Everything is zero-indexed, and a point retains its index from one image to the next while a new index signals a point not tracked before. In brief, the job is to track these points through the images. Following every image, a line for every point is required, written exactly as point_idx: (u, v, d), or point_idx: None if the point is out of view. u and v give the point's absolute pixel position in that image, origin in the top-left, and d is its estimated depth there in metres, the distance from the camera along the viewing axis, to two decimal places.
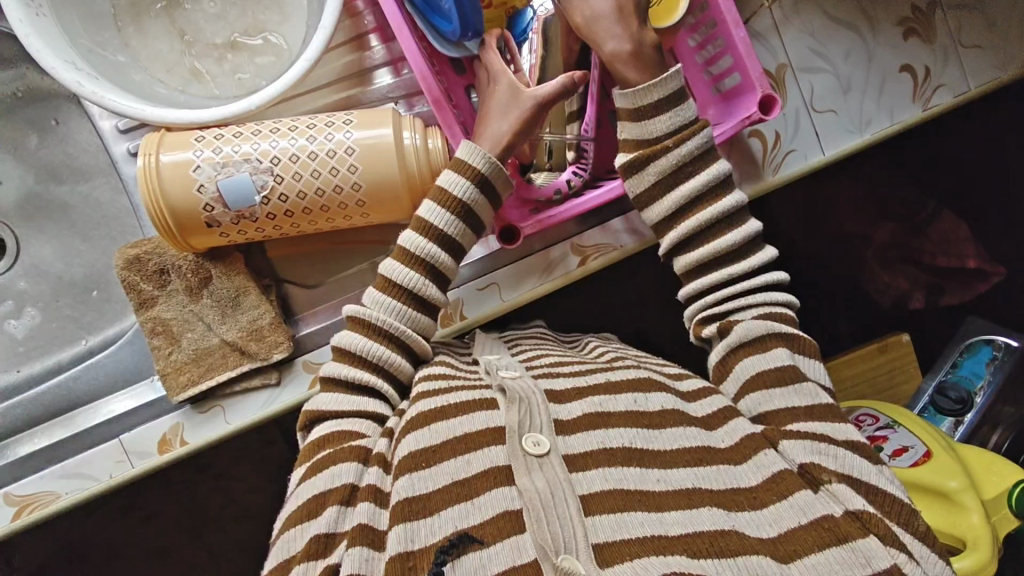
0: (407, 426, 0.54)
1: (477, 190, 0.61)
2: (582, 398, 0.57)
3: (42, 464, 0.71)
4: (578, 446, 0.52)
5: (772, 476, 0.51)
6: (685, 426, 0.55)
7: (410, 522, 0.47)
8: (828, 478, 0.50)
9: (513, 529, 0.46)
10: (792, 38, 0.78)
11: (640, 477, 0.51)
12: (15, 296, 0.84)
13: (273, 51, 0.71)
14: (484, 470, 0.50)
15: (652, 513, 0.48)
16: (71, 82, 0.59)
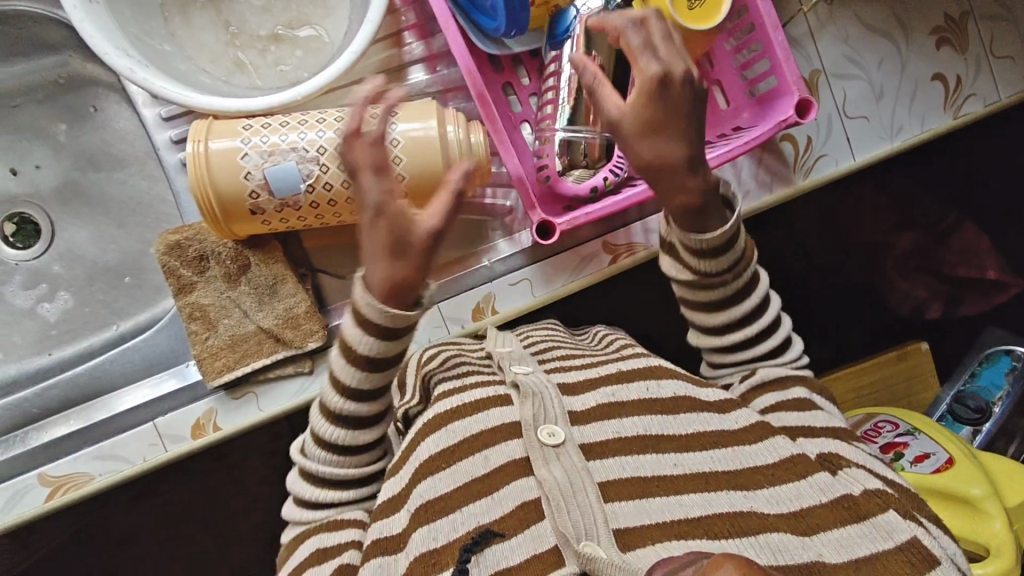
0: (425, 428, 0.56)
1: (385, 345, 0.49)
2: (594, 389, 0.58)
3: (76, 446, 0.71)
4: (592, 435, 0.53)
5: (788, 457, 0.53)
6: (698, 411, 0.57)
7: (432, 522, 0.50)
8: (846, 463, 0.53)
9: (535, 519, 0.48)
10: (827, 44, 0.79)
11: (656, 463, 0.52)
12: (49, 279, 0.84)
13: (315, 44, 0.72)
14: (503, 465, 0.52)
15: (671, 498, 0.49)
16: (122, 68, 0.60)
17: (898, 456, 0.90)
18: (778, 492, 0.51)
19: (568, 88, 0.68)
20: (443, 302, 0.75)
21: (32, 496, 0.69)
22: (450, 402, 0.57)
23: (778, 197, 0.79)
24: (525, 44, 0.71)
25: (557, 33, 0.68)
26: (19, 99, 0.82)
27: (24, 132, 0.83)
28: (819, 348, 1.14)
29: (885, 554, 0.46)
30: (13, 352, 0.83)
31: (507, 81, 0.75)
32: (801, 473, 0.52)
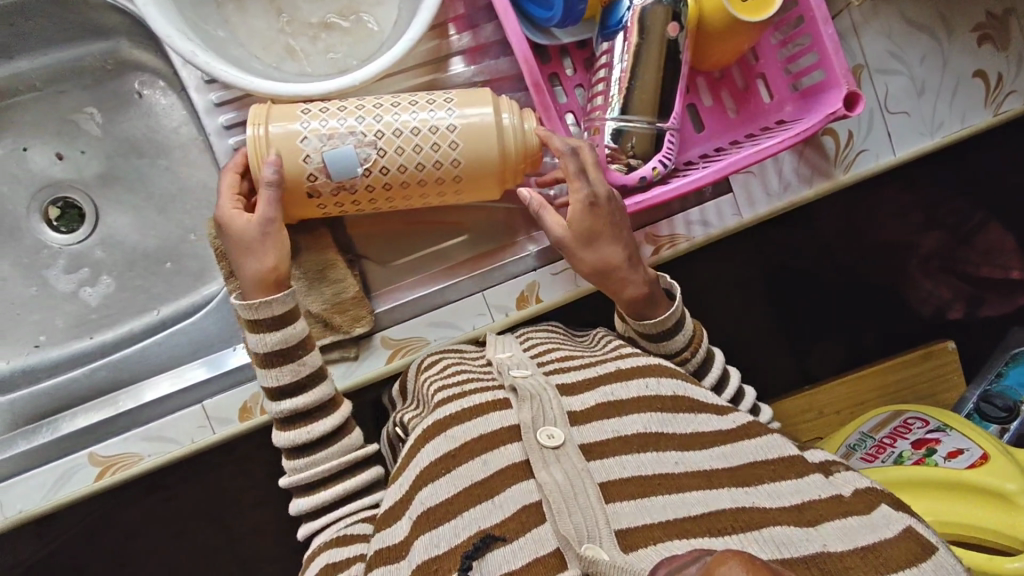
0: (425, 434, 0.58)
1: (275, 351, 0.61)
2: (593, 389, 0.59)
3: (130, 425, 0.72)
4: (592, 435, 0.54)
5: (786, 456, 0.56)
6: (697, 412, 0.59)
7: (435, 529, 0.50)
8: (838, 468, 0.58)
9: (534, 522, 0.48)
10: (869, 39, 0.80)
11: (658, 462, 0.53)
12: (91, 264, 0.84)
13: (365, 33, 0.73)
14: (503, 467, 0.52)
15: (673, 496, 0.50)
16: (186, 52, 0.61)
17: (930, 452, 0.90)
18: (777, 488, 0.52)
19: (619, 82, 0.68)
20: (488, 289, 0.76)
21: (82, 475, 0.70)
22: (447, 408, 0.59)
23: (818, 190, 0.80)
24: (573, 35, 0.73)
25: (609, 24, 0.68)
26: (64, 83, 0.83)
27: (70, 117, 0.84)
28: (845, 345, 1.14)
29: (888, 540, 0.48)
30: (54, 336, 0.83)
31: (554, 71, 0.77)
32: (799, 472, 0.55)
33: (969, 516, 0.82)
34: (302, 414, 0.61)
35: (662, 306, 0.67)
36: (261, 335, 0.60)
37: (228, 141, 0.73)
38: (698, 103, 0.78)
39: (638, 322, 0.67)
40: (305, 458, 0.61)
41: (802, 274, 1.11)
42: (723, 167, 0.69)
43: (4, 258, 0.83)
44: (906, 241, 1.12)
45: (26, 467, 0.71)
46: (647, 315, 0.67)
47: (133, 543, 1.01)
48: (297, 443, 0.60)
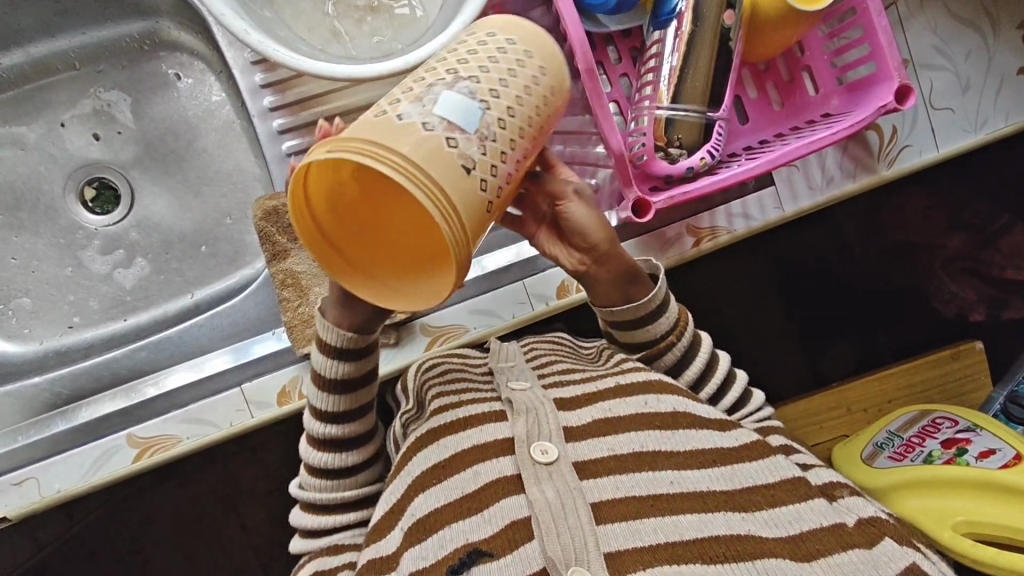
0: (420, 440, 0.61)
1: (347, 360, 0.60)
2: (592, 404, 0.61)
3: (163, 409, 0.71)
4: (587, 453, 0.56)
5: (787, 479, 0.57)
6: (698, 428, 0.60)
7: (423, 541, 0.53)
8: (843, 493, 0.58)
9: (523, 539, 0.50)
10: (915, 34, 0.80)
11: (654, 481, 0.55)
12: (126, 246, 0.84)
13: (408, 17, 0.72)
14: (492, 480, 0.54)
15: (666, 518, 0.52)
16: (238, 30, 0.61)
17: (960, 452, 0.88)
18: (774, 515, 0.54)
19: (668, 79, 0.67)
20: (528, 278, 0.76)
21: (120, 456, 0.69)
22: (445, 416, 0.61)
23: (861, 185, 0.79)
24: (622, 22, 0.72)
25: (660, 13, 0.68)
26: (101, 63, 0.83)
27: (107, 98, 0.84)
28: (871, 344, 1.13)
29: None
30: (88, 317, 0.82)
31: (599, 60, 0.76)
32: (800, 496, 0.56)
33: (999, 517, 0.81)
34: (339, 440, 0.63)
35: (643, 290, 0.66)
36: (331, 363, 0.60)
37: (272, 123, 0.74)
38: (744, 95, 0.78)
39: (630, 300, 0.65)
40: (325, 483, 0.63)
41: (830, 271, 1.10)
42: (773, 158, 0.68)
43: (40, 237, 0.83)
44: (931, 241, 1.10)
45: (64, 447, 0.71)
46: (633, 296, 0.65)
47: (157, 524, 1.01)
48: (327, 466, 0.62)
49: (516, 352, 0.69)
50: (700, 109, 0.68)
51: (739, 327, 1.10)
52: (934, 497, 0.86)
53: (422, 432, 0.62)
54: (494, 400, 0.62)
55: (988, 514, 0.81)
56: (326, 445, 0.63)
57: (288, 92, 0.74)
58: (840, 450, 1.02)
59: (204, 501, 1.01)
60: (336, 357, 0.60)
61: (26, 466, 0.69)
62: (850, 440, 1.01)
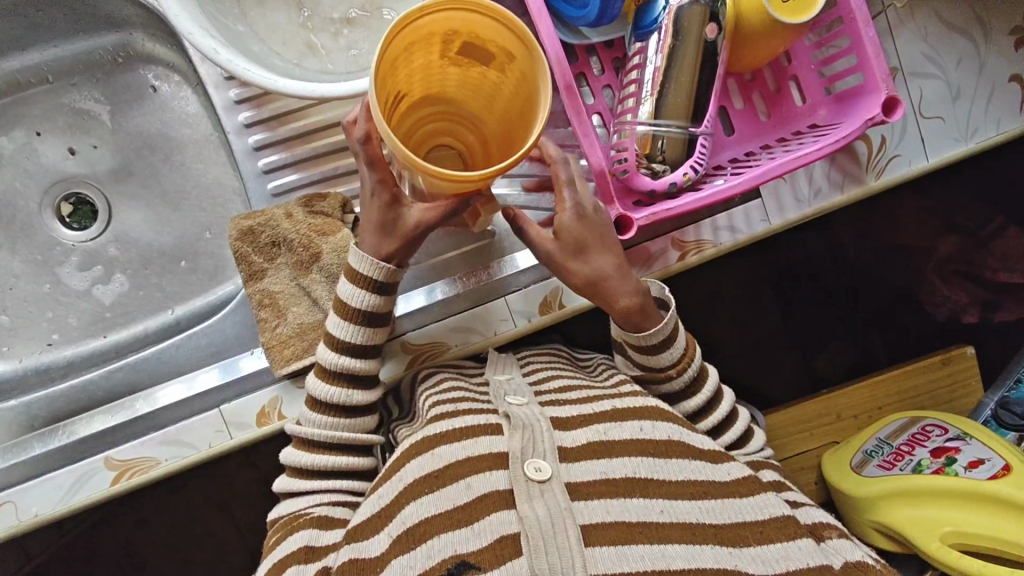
0: (410, 450, 0.60)
1: (374, 296, 0.63)
2: (587, 426, 0.60)
3: (141, 431, 0.70)
4: (579, 475, 0.55)
5: (777, 516, 0.57)
6: (691, 458, 0.59)
7: (412, 550, 0.52)
8: (831, 535, 0.58)
9: (509, 555, 0.49)
10: (904, 42, 0.78)
11: (644, 508, 0.54)
12: (105, 261, 0.83)
13: (386, 29, 0.71)
14: (484, 494, 0.54)
15: (654, 546, 0.51)
16: (207, 48, 0.59)
17: (950, 461, 0.88)
18: (761, 552, 0.54)
19: (652, 81, 0.66)
20: (511, 294, 0.74)
21: (98, 479, 0.68)
22: (441, 425, 0.60)
23: (849, 197, 0.78)
24: (604, 34, 0.71)
25: (643, 24, 0.67)
26: (76, 77, 0.82)
27: (82, 112, 0.82)
28: (863, 348, 1.12)
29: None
30: (67, 335, 0.81)
31: (581, 72, 0.74)
32: (790, 534, 0.56)
33: (985, 527, 0.81)
34: (351, 376, 0.65)
35: (654, 316, 0.65)
36: (365, 292, 0.62)
37: (248, 139, 0.73)
38: (729, 106, 0.76)
39: (629, 334, 0.66)
40: (309, 453, 0.63)
41: (821, 277, 1.09)
42: (756, 174, 0.67)
43: (16, 254, 0.81)
44: (922, 245, 1.09)
45: (41, 470, 0.70)
46: (635, 328, 0.65)
47: (146, 536, 1.01)
48: (331, 400, 0.64)
49: (512, 361, 0.71)
50: (681, 126, 0.67)
51: (728, 334, 1.09)
52: (927, 507, 0.85)
53: (407, 447, 0.60)
54: (490, 413, 0.61)
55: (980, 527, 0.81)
56: (336, 377, 0.64)
57: (264, 107, 0.73)
58: (829, 455, 0.99)
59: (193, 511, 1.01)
60: (368, 287, 0.62)
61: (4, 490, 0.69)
62: (841, 445, 1.00)
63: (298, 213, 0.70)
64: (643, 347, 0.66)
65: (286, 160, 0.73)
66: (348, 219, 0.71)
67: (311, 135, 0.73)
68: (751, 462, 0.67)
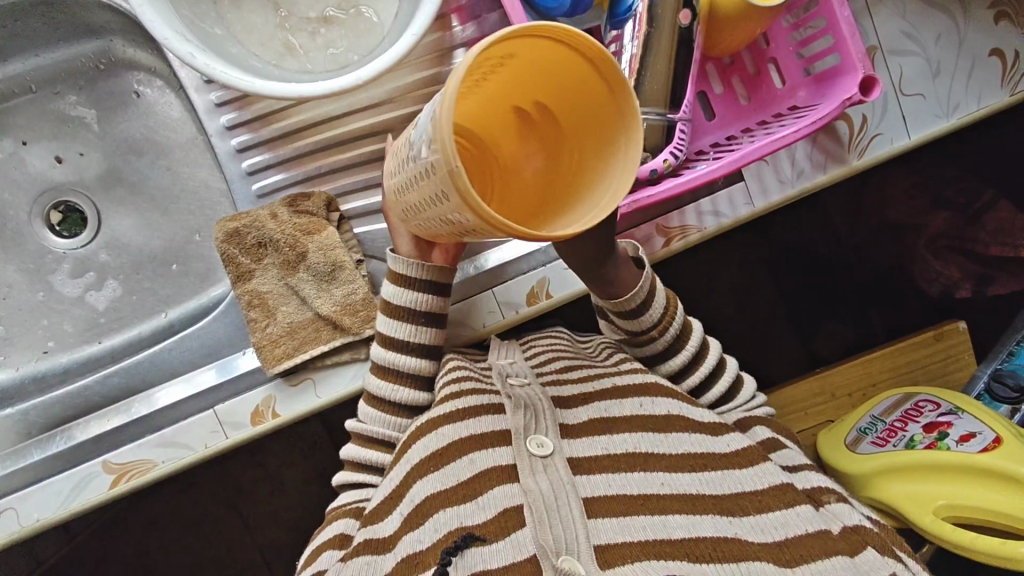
0: (418, 430, 0.60)
1: (425, 293, 0.65)
2: (588, 403, 0.61)
3: (139, 433, 0.71)
4: (582, 450, 0.56)
5: (776, 485, 0.56)
6: (691, 432, 0.59)
7: (419, 525, 0.52)
8: (829, 500, 0.57)
9: (513, 527, 0.49)
10: (883, 20, 0.78)
11: (644, 482, 0.54)
12: (96, 268, 0.84)
13: (364, 26, 0.71)
14: (487, 469, 0.53)
15: (654, 517, 0.51)
16: (184, 53, 0.59)
17: (942, 436, 0.88)
18: (759, 521, 0.53)
19: (629, 66, 0.66)
20: (498, 286, 0.75)
21: (97, 483, 0.69)
22: (445, 405, 0.60)
23: (832, 177, 0.78)
24: (580, 24, 0.71)
25: (617, 12, 0.68)
26: (59, 85, 0.82)
27: (66, 122, 0.83)
28: (857, 325, 1.12)
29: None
30: (63, 341, 0.82)
31: None
32: (788, 501, 0.55)
33: (979, 499, 0.81)
34: (402, 372, 0.66)
35: (632, 278, 0.67)
36: (407, 292, 0.65)
37: (231, 141, 0.74)
38: (709, 90, 0.77)
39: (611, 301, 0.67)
40: (365, 449, 0.66)
41: (813, 257, 1.10)
42: (735, 157, 0.67)
43: (8, 263, 0.82)
44: (913, 221, 1.09)
45: (42, 474, 0.71)
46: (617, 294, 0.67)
47: (152, 537, 1.03)
48: (382, 394, 0.66)
49: (514, 346, 0.70)
50: (659, 112, 0.67)
51: (721, 318, 1.09)
52: (926, 483, 0.86)
53: (415, 427, 0.61)
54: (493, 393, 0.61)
55: (976, 499, 0.81)
56: (387, 371, 0.66)
57: (245, 109, 0.73)
58: (825, 433, 1.00)
59: (196, 511, 1.02)
60: (417, 287, 0.65)
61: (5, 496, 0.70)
62: (835, 424, 1.00)
63: (282, 213, 0.71)
64: (622, 315, 0.68)
65: (271, 160, 0.74)
66: (332, 218, 0.72)
67: (295, 135, 0.74)
68: (740, 418, 0.68)
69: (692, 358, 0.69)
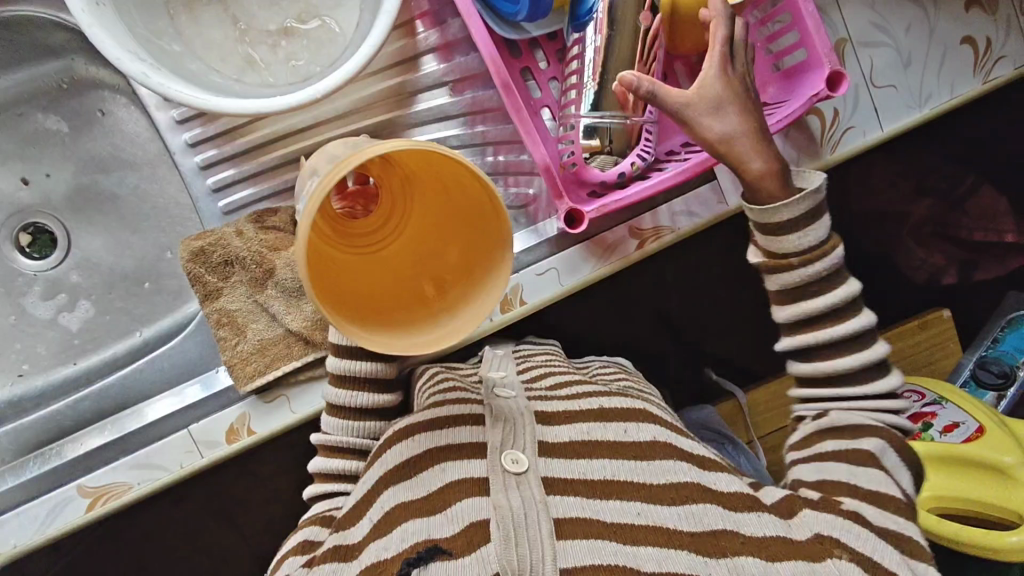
0: (389, 440, 0.59)
1: None
2: (570, 423, 0.58)
3: (114, 456, 0.71)
4: (559, 470, 0.53)
5: (763, 537, 0.52)
6: (674, 459, 0.57)
7: (387, 534, 0.51)
8: (840, 554, 0.51)
9: (479, 542, 0.47)
10: (851, 12, 0.77)
11: (620, 511, 0.51)
12: (68, 288, 0.83)
13: (325, 37, 0.70)
14: (458, 480, 0.53)
15: (625, 546, 0.49)
16: (137, 73, 0.58)
17: (926, 427, 0.87)
18: (739, 564, 0.50)
19: (592, 68, 0.66)
20: None
21: (72, 507, 0.69)
22: (425, 415, 0.59)
23: (807, 171, 0.77)
24: (543, 27, 0.70)
25: (578, 15, 0.67)
26: (22, 106, 0.81)
27: (30, 142, 0.82)
28: None
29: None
30: (38, 364, 0.82)
31: (525, 65, 0.73)
32: (775, 554, 0.50)
33: (963, 490, 0.81)
34: (357, 378, 0.65)
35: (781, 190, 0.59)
36: None
37: (194, 158, 0.74)
38: (677, 89, 0.74)
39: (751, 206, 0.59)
40: (338, 461, 0.64)
41: None
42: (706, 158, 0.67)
43: None
44: (896, 210, 1.09)
45: (16, 501, 0.71)
46: (756, 198, 0.59)
47: (140, 554, 1.02)
48: (341, 403, 0.65)
49: (508, 359, 0.67)
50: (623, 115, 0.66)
51: None
52: None
53: (387, 437, 0.60)
54: (474, 404, 0.59)
55: (958, 489, 0.81)
56: (344, 379, 0.65)
57: (210, 125, 0.73)
58: None
59: (183, 527, 1.02)
60: None
61: None
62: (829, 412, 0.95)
63: (248, 230, 0.71)
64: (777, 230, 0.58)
65: (239, 175, 0.73)
66: None
67: (260, 149, 0.73)
68: (857, 420, 0.58)
69: (851, 339, 0.59)
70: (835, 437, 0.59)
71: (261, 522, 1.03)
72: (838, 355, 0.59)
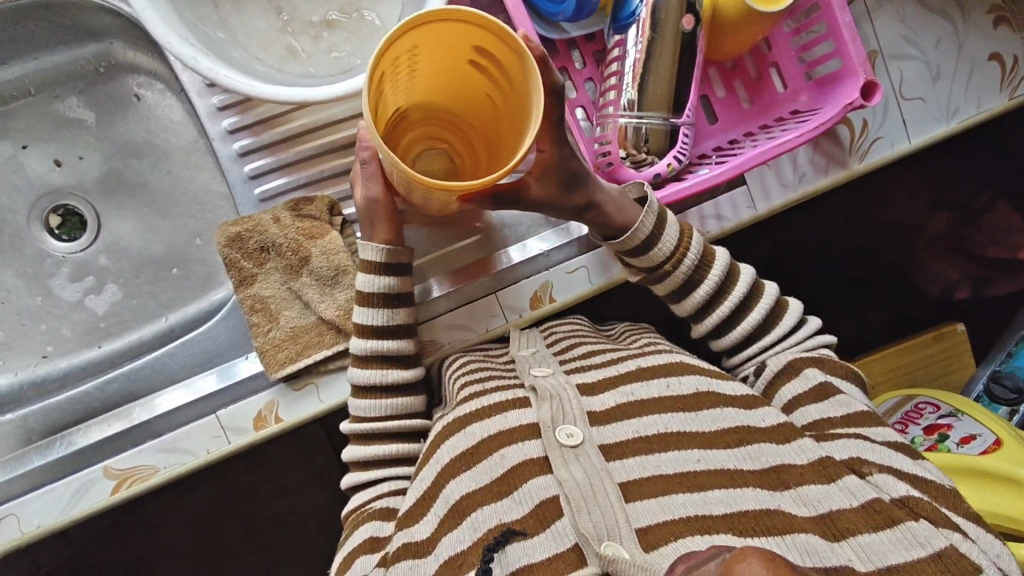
0: (446, 431, 0.59)
1: (387, 277, 0.66)
2: (615, 389, 0.59)
3: (140, 439, 0.71)
4: (612, 436, 0.55)
5: (816, 461, 0.54)
6: (722, 407, 0.58)
7: (459, 525, 0.52)
8: (870, 470, 0.53)
9: (552, 518, 0.49)
10: (883, 24, 0.79)
11: (681, 460, 0.53)
12: (96, 271, 0.83)
13: (366, 29, 0.71)
14: (521, 462, 0.53)
15: (694, 494, 0.50)
16: (188, 58, 0.59)
17: (942, 438, 0.88)
18: (804, 493, 0.51)
19: (632, 70, 0.67)
20: (501, 289, 0.75)
21: (97, 489, 0.69)
22: (472, 403, 0.60)
23: (834, 180, 0.78)
24: (583, 28, 0.71)
25: (621, 17, 0.68)
26: (58, 88, 0.82)
27: (66, 125, 0.82)
28: (853, 326, 1.12)
29: (921, 563, 0.46)
30: (62, 346, 0.82)
31: (563, 65, 0.74)
32: (830, 476, 0.53)
33: (983, 500, 0.79)
34: (385, 357, 0.66)
35: (632, 212, 0.64)
36: (375, 276, 0.65)
37: (233, 145, 0.74)
38: (711, 94, 0.77)
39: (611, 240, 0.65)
40: (367, 447, 0.65)
41: (813, 260, 1.09)
42: (740, 163, 0.68)
43: (6, 268, 0.81)
44: (913, 223, 1.10)
45: (42, 481, 0.70)
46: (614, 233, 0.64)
47: (147, 541, 1.02)
48: (369, 383, 0.65)
49: (535, 334, 0.70)
50: (661, 116, 0.67)
51: None
52: None
53: (443, 425, 0.61)
54: (516, 388, 0.60)
55: (976, 500, 0.80)
56: (369, 360, 0.65)
57: (248, 112, 0.73)
58: None
59: (196, 516, 1.02)
60: (379, 272, 0.65)
61: (5, 503, 0.69)
62: None
63: (285, 217, 0.71)
64: (649, 254, 0.65)
65: (272, 164, 0.74)
66: (336, 221, 0.72)
67: (297, 140, 0.73)
68: (790, 359, 0.63)
69: (717, 290, 0.65)
70: (788, 382, 0.62)
71: (274, 513, 1.03)
72: (716, 306, 0.65)
